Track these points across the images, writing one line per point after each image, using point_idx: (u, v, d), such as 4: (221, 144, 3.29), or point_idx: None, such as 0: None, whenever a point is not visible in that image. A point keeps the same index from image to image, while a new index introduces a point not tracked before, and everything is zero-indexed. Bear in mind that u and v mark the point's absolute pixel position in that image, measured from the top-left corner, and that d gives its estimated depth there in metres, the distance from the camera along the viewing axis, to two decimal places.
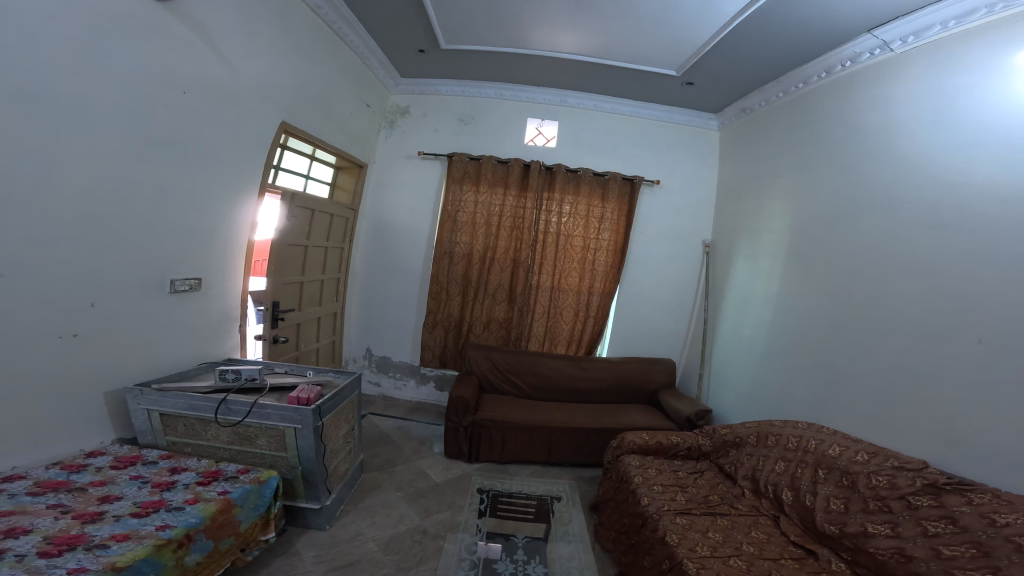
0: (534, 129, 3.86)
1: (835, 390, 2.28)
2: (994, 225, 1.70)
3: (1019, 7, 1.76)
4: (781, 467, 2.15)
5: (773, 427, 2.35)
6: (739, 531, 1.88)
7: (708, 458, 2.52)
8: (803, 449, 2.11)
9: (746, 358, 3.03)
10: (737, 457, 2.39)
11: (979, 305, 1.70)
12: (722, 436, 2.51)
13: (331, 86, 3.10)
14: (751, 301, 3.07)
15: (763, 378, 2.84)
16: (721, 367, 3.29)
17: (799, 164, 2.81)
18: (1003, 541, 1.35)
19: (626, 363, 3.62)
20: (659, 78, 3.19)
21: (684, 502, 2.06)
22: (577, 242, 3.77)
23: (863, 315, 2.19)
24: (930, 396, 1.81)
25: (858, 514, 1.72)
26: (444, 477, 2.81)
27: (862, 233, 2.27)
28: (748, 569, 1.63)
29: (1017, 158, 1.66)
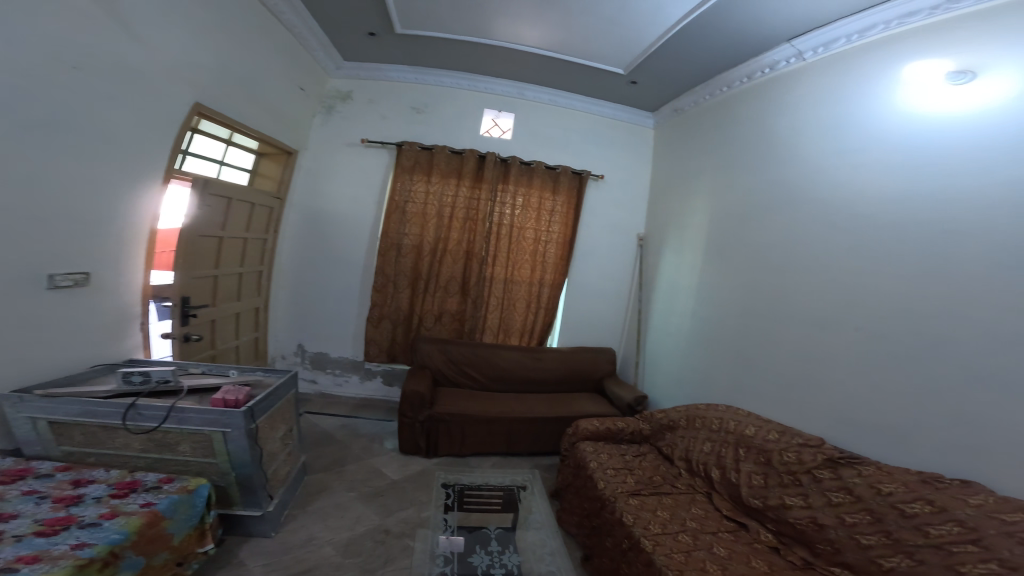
0: (490, 120, 3.53)
1: (747, 375, 2.34)
2: (872, 225, 1.80)
3: (911, 24, 1.80)
4: (706, 447, 1.98)
5: (699, 408, 2.16)
6: (683, 508, 1.69)
7: (649, 441, 2.25)
8: (726, 429, 1.95)
9: (675, 347, 3.02)
10: (671, 439, 2.16)
11: (879, 294, 1.73)
12: (659, 419, 2.25)
13: (263, 65, 2.62)
14: (678, 291, 3.07)
15: (690, 366, 2.84)
16: (657, 355, 3.25)
17: (723, 162, 2.79)
18: (890, 508, 1.30)
19: (577, 352, 3.41)
20: (602, 76, 3.02)
21: (634, 482, 1.84)
22: (530, 235, 3.53)
23: (782, 303, 2.17)
24: (844, 388, 1.80)
25: (776, 488, 1.61)
26: (402, 473, 2.45)
27: (778, 227, 2.27)
28: (696, 545, 1.46)
29: (901, 170, 1.72)
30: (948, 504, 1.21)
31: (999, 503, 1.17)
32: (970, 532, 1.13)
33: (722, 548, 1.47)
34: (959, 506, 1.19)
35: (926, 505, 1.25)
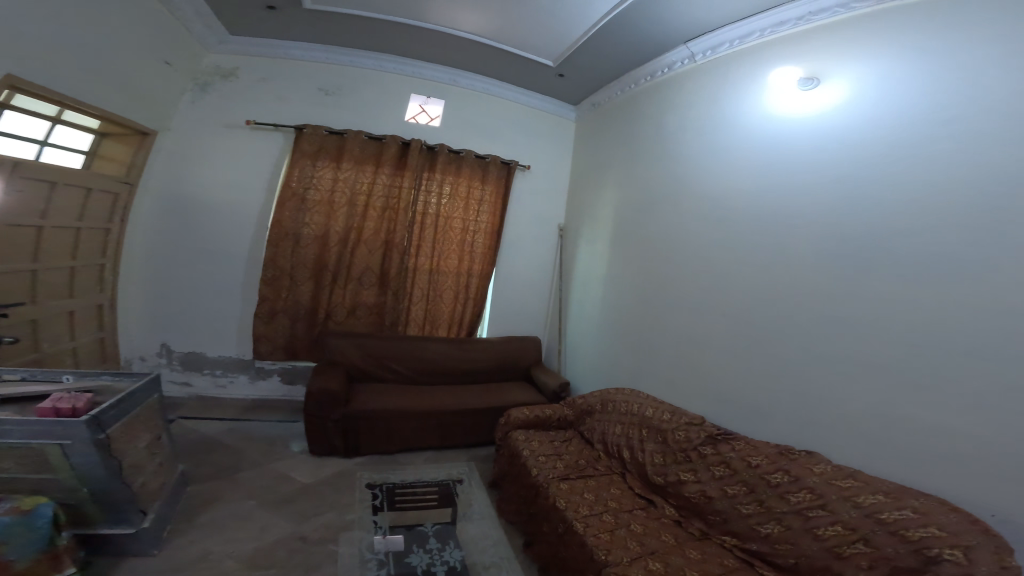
0: (417, 106, 3.39)
1: (648, 358, 2.57)
2: (742, 218, 2.08)
3: (780, 33, 2.05)
4: (619, 429, 2.17)
5: (612, 393, 2.36)
6: (604, 489, 1.84)
7: (574, 426, 2.41)
8: (633, 412, 2.16)
9: (590, 335, 3.23)
10: (590, 423, 2.33)
11: (744, 287, 2.01)
12: (581, 404, 2.41)
13: (127, 15, 2.19)
14: (592, 281, 3.28)
15: (602, 353, 3.05)
16: (574, 343, 3.44)
17: (629, 158, 2.99)
18: (759, 479, 1.55)
19: (509, 342, 3.48)
20: (533, 66, 3.06)
21: (563, 467, 1.97)
22: (457, 224, 3.48)
23: (673, 293, 2.43)
24: (718, 369, 2.10)
25: (672, 465, 1.82)
26: (313, 476, 2.32)
27: (671, 218, 2.51)
28: (618, 523, 1.61)
29: (764, 168, 2.00)
30: (801, 473, 1.47)
31: (835, 471, 1.42)
32: (817, 498, 1.38)
33: (638, 523, 1.63)
34: (808, 474, 1.46)
35: (785, 474, 1.50)
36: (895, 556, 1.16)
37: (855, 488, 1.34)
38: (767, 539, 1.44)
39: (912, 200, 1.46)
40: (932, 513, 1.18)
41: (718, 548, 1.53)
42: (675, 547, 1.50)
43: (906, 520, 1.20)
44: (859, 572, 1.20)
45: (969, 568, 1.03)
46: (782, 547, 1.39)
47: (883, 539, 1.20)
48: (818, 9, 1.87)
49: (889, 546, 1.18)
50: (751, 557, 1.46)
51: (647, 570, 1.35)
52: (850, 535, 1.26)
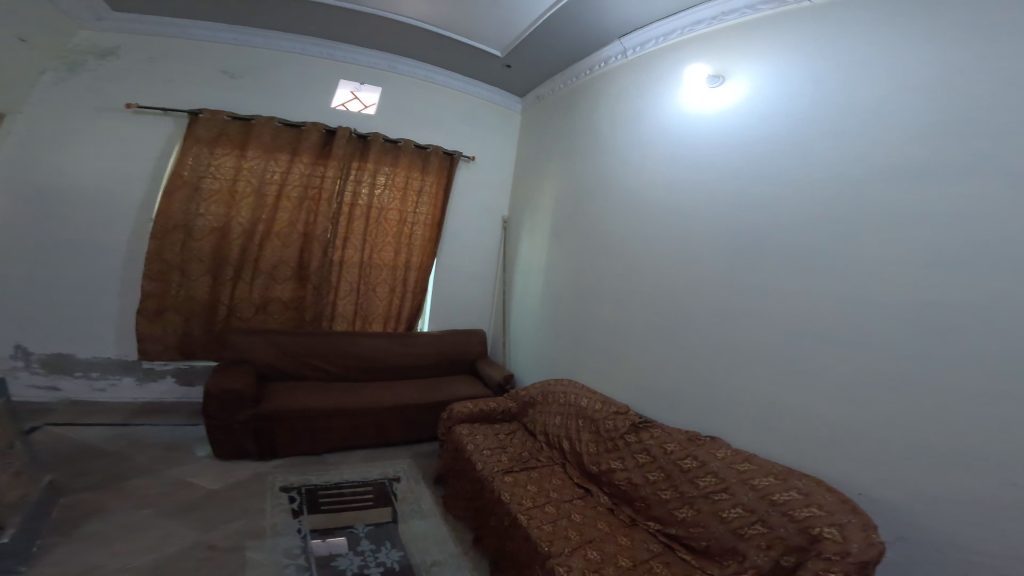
0: (348, 93, 3.22)
1: (583, 347, 2.66)
2: (663, 212, 2.20)
3: (697, 31, 2.17)
4: (559, 420, 2.24)
5: (552, 384, 2.45)
6: (546, 480, 1.91)
7: (518, 419, 2.46)
8: (571, 403, 2.25)
9: (532, 326, 3.28)
10: (533, 414, 2.39)
11: (664, 280, 2.13)
12: (525, 396, 2.47)
13: None
14: (533, 273, 3.33)
15: (543, 344, 3.12)
16: (517, 336, 3.48)
17: (568, 151, 3.06)
18: (674, 465, 1.66)
19: (452, 335, 3.42)
20: (479, 56, 3.02)
21: (507, 460, 2.01)
22: (393, 216, 3.33)
23: (604, 285, 2.54)
24: (640, 356, 2.23)
25: (605, 454, 1.90)
26: (221, 481, 2.14)
27: (604, 211, 2.60)
28: (559, 514, 1.67)
29: (681, 164, 2.13)
30: (707, 458, 1.60)
31: (734, 455, 1.57)
32: (720, 482, 1.50)
33: (577, 512, 1.70)
34: (712, 459, 1.59)
35: (694, 460, 1.62)
36: (787, 536, 1.28)
37: (750, 472, 1.48)
38: (682, 524, 1.52)
39: (796, 195, 1.63)
40: (814, 493, 1.32)
41: (644, 534, 1.60)
42: (608, 534, 1.57)
43: (793, 501, 1.33)
44: (758, 552, 1.31)
45: (843, 544, 1.15)
46: (696, 531, 1.47)
47: (777, 520, 1.32)
48: (729, 9, 1.99)
49: (781, 527, 1.30)
50: (672, 541, 1.53)
51: (584, 559, 1.42)
52: (750, 517, 1.38)
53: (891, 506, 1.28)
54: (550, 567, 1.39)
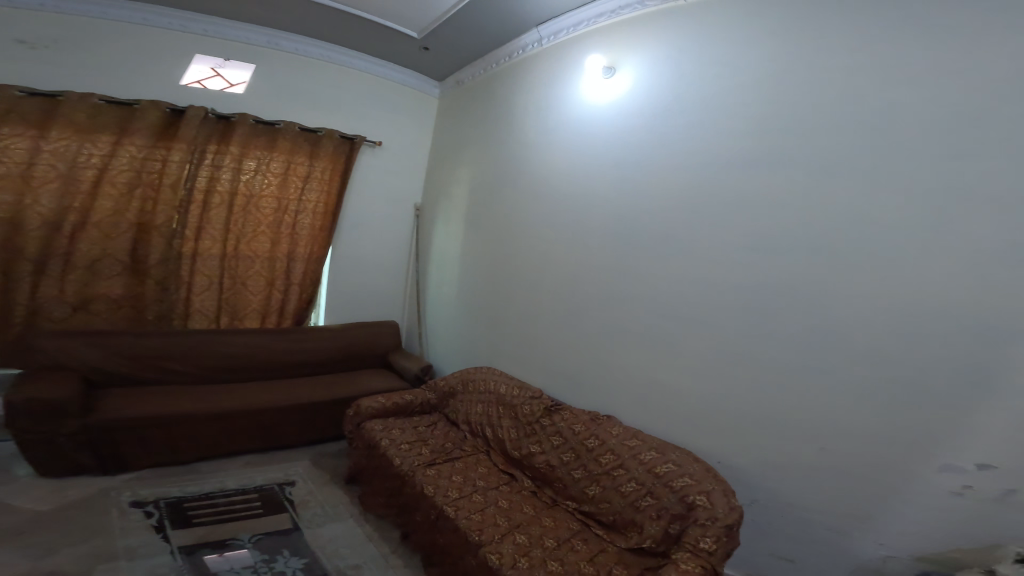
0: (208, 70, 2.78)
1: (499, 334, 2.68)
2: (570, 204, 2.26)
3: (598, 24, 2.21)
4: (480, 408, 2.25)
5: (470, 372, 2.43)
6: (471, 469, 1.92)
7: (439, 409, 2.44)
8: (490, 390, 2.26)
9: (450, 317, 3.18)
10: (454, 404, 2.38)
11: (572, 268, 2.21)
12: (444, 386, 2.44)
13: None
14: (448, 261, 3.23)
15: (460, 335, 3.06)
16: (434, 327, 3.35)
17: (483, 137, 2.99)
18: (582, 445, 1.78)
19: (357, 329, 3.17)
20: (392, 35, 2.81)
21: (429, 453, 1.98)
22: (268, 204, 2.91)
23: (515, 273, 2.58)
24: (549, 340, 2.32)
25: (525, 439, 1.96)
26: (55, 501, 1.79)
27: (515, 200, 2.62)
28: (487, 502, 1.69)
29: (585, 157, 2.20)
30: (605, 437, 1.74)
31: (625, 432, 1.74)
32: (617, 458, 1.66)
33: (503, 499, 1.74)
34: (610, 437, 1.74)
35: (596, 439, 1.76)
36: (669, 504, 1.46)
37: (638, 447, 1.66)
38: (593, 501, 1.65)
39: (675, 179, 1.80)
40: (685, 464, 1.53)
41: (564, 513, 1.70)
42: (534, 517, 1.64)
43: (671, 472, 1.52)
44: (652, 521, 1.48)
45: (712, 511, 1.36)
46: (604, 506, 1.61)
47: (661, 491, 1.50)
48: (625, 4, 2.06)
49: (665, 497, 1.48)
50: (588, 518, 1.65)
51: (514, 544, 1.47)
52: (641, 489, 1.54)
53: (748, 464, 1.55)
54: (482, 557, 1.42)
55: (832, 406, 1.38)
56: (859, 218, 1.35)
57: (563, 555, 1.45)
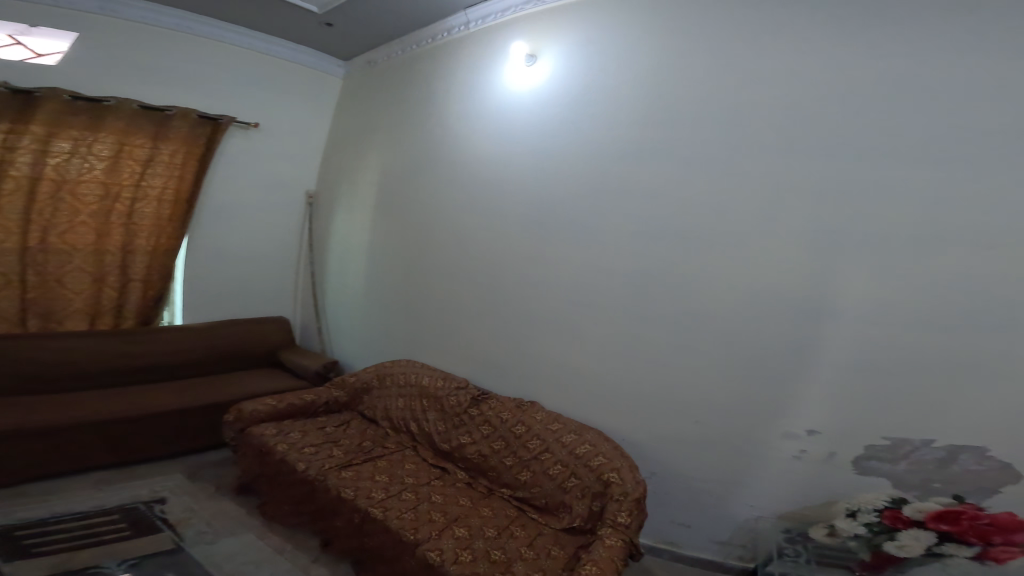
0: (4, 38, 2.20)
1: (410, 326, 2.51)
2: (488, 199, 2.17)
3: (525, 11, 2.09)
4: (400, 402, 2.12)
5: (386, 366, 2.27)
6: (396, 467, 1.81)
7: (349, 408, 2.26)
8: (410, 382, 2.13)
9: (354, 312, 2.85)
10: (369, 401, 2.23)
11: (490, 261, 2.15)
12: (353, 383, 2.25)
13: None
14: (349, 251, 2.87)
15: (366, 328, 2.78)
16: (336, 321, 2.98)
17: (395, 121, 2.70)
18: (511, 432, 1.77)
19: (236, 324, 2.74)
20: (284, 10, 2.38)
21: (343, 454, 1.83)
22: (90, 191, 2.32)
23: (422, 263, 2.45)
24: (463, 331, 2.24)
25: (453, 430, 1.90)
26: None
27: (428, 187, 2.44)
28: (418, 499, 1.61)
29: (508, 152, 2.11)
30: (531, 423, 1.76)
31: (548, 417, 1.77)
32: (544, 442, 1.70)
33: (436, 493, 1.67)
34: (536, 422, 1.76)
35: (523, 425, 1.77)
36: (589, 483, 1.56)
37: (560, 429, 1.72)
38: (526, 486, 1.67)
39: (586, 170, 1.84)
40: (600, 443, 1.64)
41: (500, 501, 1.68)
42: (471, 509, 1.60)
43: (590, 451, 1.62)
44: (579, 501, 1.56)
45: (624, 487, 1.49)
46: (537, 491, 1.64)
47: (582, 471, 1.59)
48: None
49: (586, 477, 1.57)
50: (523, 503, 1.66)
51: (453, 539, 1.42)
52: (567, 471, 1.61)
53: (648, 441, 1.72)
54: (421, 556, 1.36)
55: (720, 389, 1.58)
56: (747, 226, 1.52)
57: (504, 543, 1.44)
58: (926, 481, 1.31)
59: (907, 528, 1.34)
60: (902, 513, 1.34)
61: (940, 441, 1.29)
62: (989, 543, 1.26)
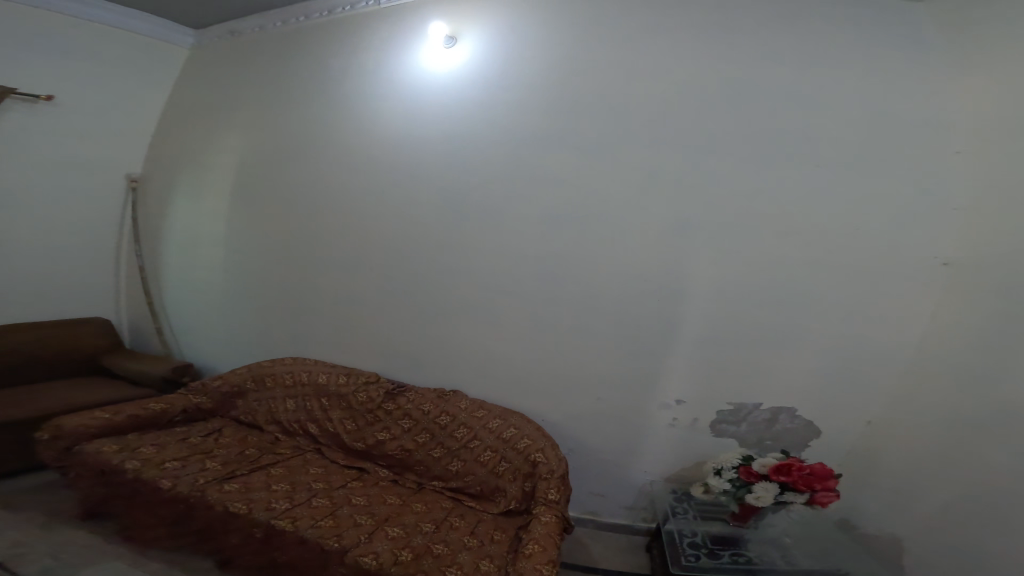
0: None
1: (289, 317, 2.22)
2: (388, 191, 2.00)
3: None
4: (290, 405, 1.88)
5: (263, 366, 1.96)
6: (297, 473, 1.61)
7: (220, 415, 1.94)
8: (302, 381, 1.89)
9: (208, 306, 2.43)
10: (244, 405, 1.93)
11: (393, 252, 2.00)
12: (218, 387, 1.92)
13: None
14: (198, 240, 2.41)
15: (230, 322, 2.38)
16: (183, 321, 2.51)
17: (259, 86, 2.28)
18: (435, 424, 1.69)
19: (42, 327, 2.15)
20: None
21: (222, 466, 1.56)
22: None
23: (300, 247, 2.17)
24: (360, 324, 2.07)
25: (366, 428, 1.75)
26: None
27: (312, 170, 2.14)
28: (335, 503, 1.44)
29: (416, 145, 1.95)
30: (455, 412, 1.70)
31: (473, 404, 1.72)
32: (471, 430, 1.66)
33: (356, 495, 1.52)
34: (459, 410, 1.71)
35: (447, 415, 1.70)
36: (518, 465, 1.58)
37: (485, 416, 1.70)
38: (458, 475, 1.62)
39: (491, 155, 1.84)
40: (524, 427, 1.66)
41: (432, 494, 1.61)
42: (401, 506, 1.49)
43: (517, 434, 1.64)
44: (512, 483, 1.56)
45: (550, 465, 1.53)
46: (470, 479, 1.60)
47: (512, 455, 1.60)
48: None
49: (516, 460, 1.58)
50: (458, 494, 1.62)
51: (388, 539, 1.30)
52: (496, 457, 1.60)
53: (559, 420, 1.82)
54: (350, 562, 1.21)
55: (612, 366, 1.75)
56: (633, 222, 1.69)
57: (446, 536, 1.36)
58: (760, 438, 1.66)
59: (759, 482, 1.40)
60: (754, 468, 1.42)
61: (766, 404, 1.64)
62: (816, 490, 1.33)
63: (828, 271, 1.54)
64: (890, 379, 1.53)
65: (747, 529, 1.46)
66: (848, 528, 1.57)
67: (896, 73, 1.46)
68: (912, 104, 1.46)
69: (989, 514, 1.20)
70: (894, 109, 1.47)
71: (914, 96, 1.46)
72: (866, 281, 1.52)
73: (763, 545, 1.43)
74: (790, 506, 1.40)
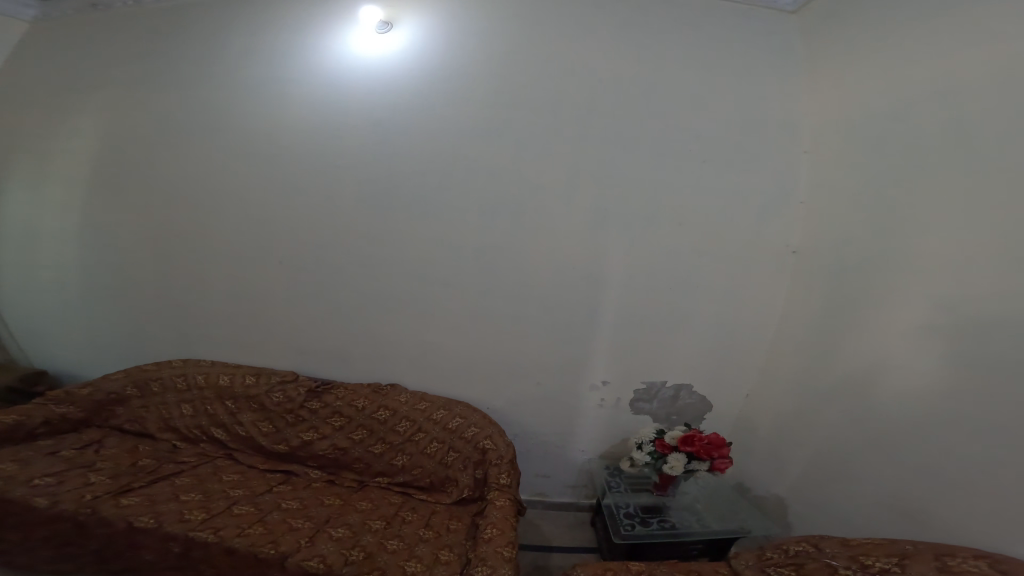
0: None
1: (179, 315, 1.91)
2: (301, 181, 1.81)
3: None
4: (189, 410, 1.63)
5: (149, 369, 1.67)
6: (210, 481, 1.40)
7: (98, 425, 1.62)
8: (204, 384, 1.64)
9: (63, 308, 1.99)
10: (130, 412, 1.64)
11: (307, 244, 1.82)
12: (92, 394, 1.60)
13: None
14: (46, 229, 1.96)
15: (97, 323, 1.98)
16: (28, 325, 2.03)
17: (132, 51, 1.92)
18: (372, 420, 1.58)
19: None
20: None
21: (110, 480, 1.31)
22: None
23: (191, 233, 1.87)
24: (268, 319, 1.86)
25: (288, 429, 1.58)
26: None
27: (206, 150, 1.85)
28: (263, 510, 1.29)
29: (332, 135, 1.79)
30: (395, 406, 1.61)
31: (414, 397, 1.64)
32: (414, 423, 1.58)
33: (287, 500, 1.36)
34: (398, 404, 1.61)
35: (385, 410, 1.60)
36: (467, 453, 1.54)
37: (428, 407, 1.63)
38: (404, 470, 1.55)
39: (418, 149, 1.76)
40: (469, 415, 1.62)
41: (377, 492, 1.52)
42: (344, 506, 1.38)
43: (461, 425, 1.59)
44: (462, 472, 1.52)
45: (499, 451, 1.52)
46: (418, 472, 1.54)
47: (460, 445, 1.56)
48: None
49: (464, 449, 1.55)
50: (406, 488, 1.54)
51: (333, 540, 1.19)
52: (444, 447, 1.55)
53: (495, 407, 1.83)
54: (294, 569, 1.09)
55: (538, 354, 1.80)
56: (564, 219, 1.75)
57: (398, 531, 1.29)
58: (667, 414, 1.85)
59: (670, 453, 1.53)
60: (666, 441, 1.56)
61: (671, 381, 1.82)
62: (714, 457, 1.47)
63: (726, 265, 1.74)
64: (764, 354, 1.80)
65: (668, 497, 1.59)
66: (744, 491, 1.80)
67: (771, 99, 1.70)
68: (782, 125, 1.70)
69: (831, 465, 1.43)
70: (771, 129, 1.70)
71: (783, 118, 1.70)
72: (754, 276, 1.75)
73: (681, 511, 1.57)
74: (696, 472, 1.55)
